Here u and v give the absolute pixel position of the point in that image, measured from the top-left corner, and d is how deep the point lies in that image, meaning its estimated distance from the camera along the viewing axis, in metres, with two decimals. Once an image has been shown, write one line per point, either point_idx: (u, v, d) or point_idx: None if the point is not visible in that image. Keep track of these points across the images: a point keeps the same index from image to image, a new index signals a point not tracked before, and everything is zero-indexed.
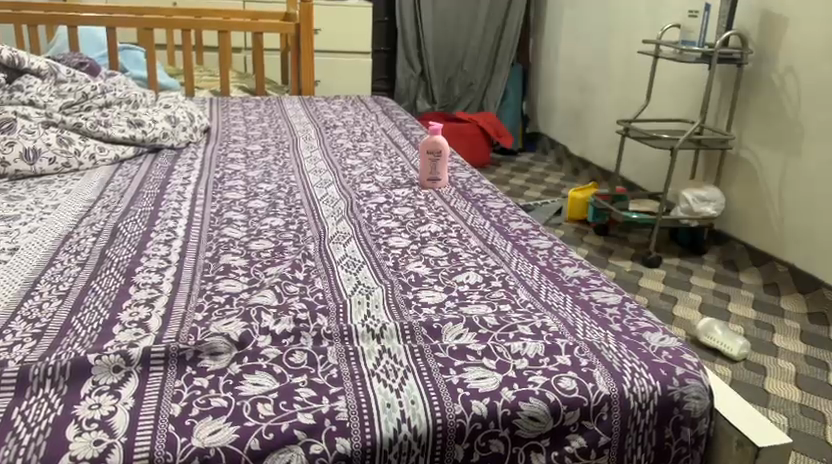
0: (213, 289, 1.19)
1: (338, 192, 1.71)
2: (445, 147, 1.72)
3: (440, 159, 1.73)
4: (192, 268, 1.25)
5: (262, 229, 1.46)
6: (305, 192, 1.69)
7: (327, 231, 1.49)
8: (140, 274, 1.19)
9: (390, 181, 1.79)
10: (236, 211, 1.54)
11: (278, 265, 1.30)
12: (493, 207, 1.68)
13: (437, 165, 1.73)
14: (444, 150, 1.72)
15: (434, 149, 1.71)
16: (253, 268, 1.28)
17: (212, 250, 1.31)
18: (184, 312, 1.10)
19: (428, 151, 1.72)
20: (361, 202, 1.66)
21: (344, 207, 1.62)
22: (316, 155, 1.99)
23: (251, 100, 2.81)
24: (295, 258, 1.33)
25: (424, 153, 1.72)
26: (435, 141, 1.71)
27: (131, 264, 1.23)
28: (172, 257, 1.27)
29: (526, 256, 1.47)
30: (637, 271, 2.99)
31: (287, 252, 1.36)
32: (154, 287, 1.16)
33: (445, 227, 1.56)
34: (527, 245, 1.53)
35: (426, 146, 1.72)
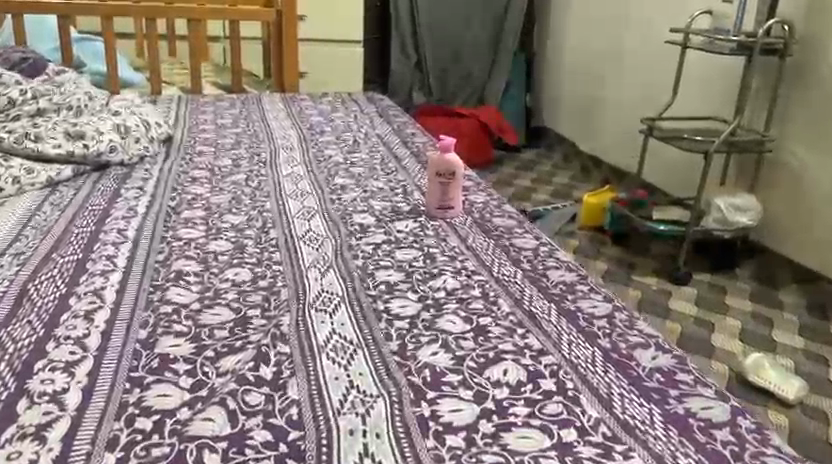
0: (141, 404, 0.78)
1: (322, 222, 1.33)
2: (459, 167, 1.35)
3: (453, 181, 1.36)
4: (115, 360, 0.86)
5: (221, 288, 1.05)
6: (281, 222, 1.32)
7: (303, 280, 1.08)
8: (40, 377, 0.82)
9: (390, 206, 1.42)
10: (187, 254, 1.16)
11: (238, 354, 0.87)
12: (523, 238, 1.29)
13: (449, 189, 1.36)
14: (457, 171, 1.35)
15: (444, 169, 1.35)
16: (201, 361, 0.86)
17: (149, 330, 0.92)
18: (91, 449, 0.71)
19: (437, 172, 1.35)
20: (351, 235, 1.27)
21: (328, 247, 1.21)
22: (298, 172, 1.63)
23: (225, 99, 2.44)
24: (262, 344, 0.88)
25: (432, 174, 1.36)
26: (446, 159, 1.35)
27: (30, 356, 0.86)
28: (91, 343, 0.90)
29: (578, 328, 0.97)
30: (663, 289, 2.63)
31: (251, 329, 0.93)
32: (56, 402, 0.77)
33: (464, 281, 1.10)
34: (578, 290, 1.09)
35: (435, 165, 1.35)
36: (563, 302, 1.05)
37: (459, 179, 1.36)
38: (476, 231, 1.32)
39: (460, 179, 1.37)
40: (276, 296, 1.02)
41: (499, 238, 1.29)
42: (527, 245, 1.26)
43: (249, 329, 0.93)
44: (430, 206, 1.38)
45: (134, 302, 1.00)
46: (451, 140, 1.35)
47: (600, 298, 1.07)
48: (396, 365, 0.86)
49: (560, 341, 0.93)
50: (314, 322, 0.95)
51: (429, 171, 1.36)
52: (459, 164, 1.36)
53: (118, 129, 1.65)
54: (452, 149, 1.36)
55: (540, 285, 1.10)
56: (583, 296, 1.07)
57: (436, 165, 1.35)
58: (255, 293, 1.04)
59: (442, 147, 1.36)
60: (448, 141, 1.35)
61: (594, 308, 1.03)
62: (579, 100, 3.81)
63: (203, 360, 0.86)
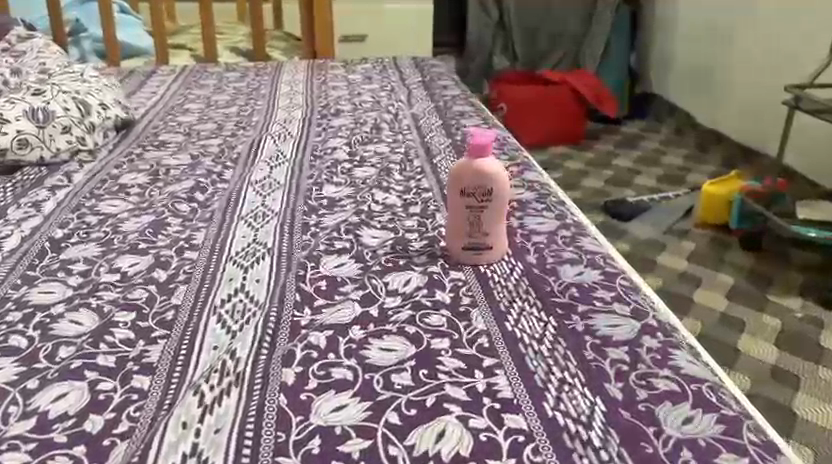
0: None
1: (267, 271, 0.79)
2: (503, 184, 0.79)
3: (487, 206, 0.80)
4: None
5: (12, 438, 0.56)
6: (203, 271, 0.80)
7: (166, 419, 0.56)
8: None
9: (390, 241, 0.87)
10: (9, 344, 0.68)
11: None
12: (612, 314, 0.72)
13: (483, 221, 0.81)
14: (497, 191, 0.79)
15: (474, 188, 0.79)
16: None
17: None
18: None
19: (461, 192, 0.80)
20: (305, 301, 0.73)
21: (254, 327, 0.68)
22: (276, 174, 1.11)
23: (238, 67, 1.95)
24: None
25: (452, 195, 0.80)
26: (476, 170, 0.79)
27: None
28: None
29: None
30: (816, 317, 1.87)
31: None
32: None
33: (481, 438, 0.55)
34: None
35: (457, 181, 0.79)
36: None
37: (502, 203, 0.80)
38: (527, 298, 0.75)
39: (504, 203, 0.81)
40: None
41: (566, 315, 0.72)
42: (619, 331, 0.69)
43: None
44: (451, 246, 0.83)
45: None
46: (487, 137, 0.79)
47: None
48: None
49: None
50: None
51: (448, 189, 0.81)
52: (501, 177, 0.79)
53: (33, 114, 1.19)
54: (489, 152, 0.80)
55: (641, 449, 0.54)
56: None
57: (459, 181, 0.79)
58: (61, 454, 0.54)
59: (471, 148, 0.79)
60: (481, 140, 0.79)
61: None
62: (683, 57, 3.03)
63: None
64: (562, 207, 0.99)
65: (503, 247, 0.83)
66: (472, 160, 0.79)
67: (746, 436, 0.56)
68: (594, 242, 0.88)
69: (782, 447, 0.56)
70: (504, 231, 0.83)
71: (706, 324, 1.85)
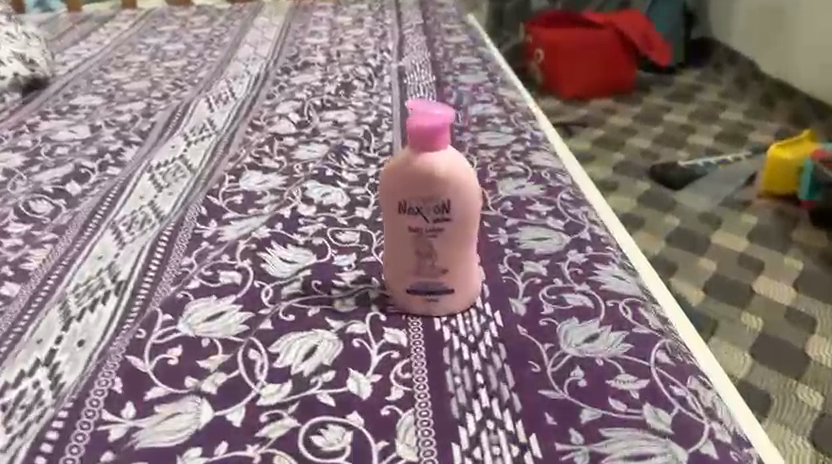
0: None
1: (98, 328, 0.52)
2: (468, 195, 0.49)
3: (443, 232, 0.49)
4: None
5: None
6: (9, 324, 0.53)
7: None
8: None
9: (307, 271, 0.58)
10: None
11: None
12: (639, 432, 0.42)
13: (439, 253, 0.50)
14: (461, 205, 0.49)
15: (422, 199, 0.49)
16: None
17: None
18: None
19: (402, 204, 0.49)
20: (130, 393, 0.45)
21: (15, 454, 0.42)
22: (189, 155, 0.81)
23: (210, 9, 1.63)
24: None
25: (387, 208, 0.50)
26: (424, 170, 0.48)
27: None
28: None
29: None
30: None
31: None
32: None
33: None
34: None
35: (395, 185, 0.49)
36: None
37: (469, 224, 0.50)
38: (498, 387, 0.46)
39: (472, 223, 0.50)
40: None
41: (560, 431, 0.42)
42: None
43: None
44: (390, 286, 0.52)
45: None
46: (441, 117, 0.48)
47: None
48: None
49: None
50: None
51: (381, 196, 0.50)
52: (466, 182, 0.49)
53: None
54: (446, 143, 0.49)
55: None
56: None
57: (396, 185, 0.49)
58: None
59: (413, 134, 0.48)
60: (430, 122, 0.48)
61: None
62: None
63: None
64: (579, 209, 0.67)
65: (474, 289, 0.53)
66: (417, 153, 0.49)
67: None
68: (622, 275, 0.57)
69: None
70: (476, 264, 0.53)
71: (721, 261, 1.41)
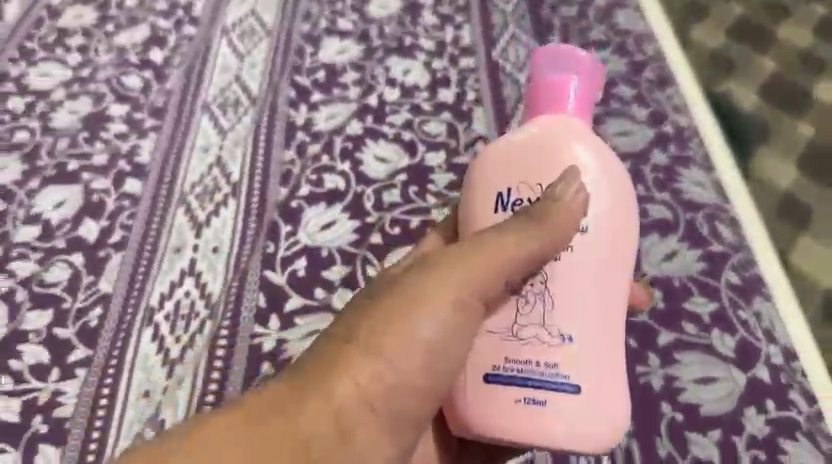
0: None
1: (227, 233, 0.59)
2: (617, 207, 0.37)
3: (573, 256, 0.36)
4: None
5: None
6: (145, 230, 0.59)
7: None
8: None
9: (402, 175, 0.62)
10: None
11: None
12: (706, 355, 0.52)
13: (560, 296, 0.36)
14: (605, 199, 0.37)
15: (536, 179, 0.37)
16: None
17: None
18: None
19: (504, 190, 0.37)
20: (272, 307, 0.54)
21: (198, 362, 0.52)
22: (262, 7, 0.78)
23: None
24: None
25: (480, 193, 0.38)
26: (546, 130, 0.37)
27: None
28: None
29: None
30: None
31: None
32: None
33: None
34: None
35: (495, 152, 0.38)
36: None
37: (611, 244, 0.36)
38: None
39: (619, 219, 0.37)
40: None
41: (641, 352, 0.52)
42: (712, 396, 0.50)
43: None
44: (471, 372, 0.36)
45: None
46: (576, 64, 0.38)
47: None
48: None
49: None
50: None
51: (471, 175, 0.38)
52: (616, 175, 0.37)
53: None
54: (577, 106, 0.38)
55: None
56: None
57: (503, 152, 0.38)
58: None
59: (536, 84, 0.38)
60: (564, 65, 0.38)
61: None
62: None
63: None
64: (664, 92, 0.68)
65: (601, 404, 0.36)
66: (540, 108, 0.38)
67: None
68: (700, 182, 0.61)
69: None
70: (616, 344, 0.37)
71: None
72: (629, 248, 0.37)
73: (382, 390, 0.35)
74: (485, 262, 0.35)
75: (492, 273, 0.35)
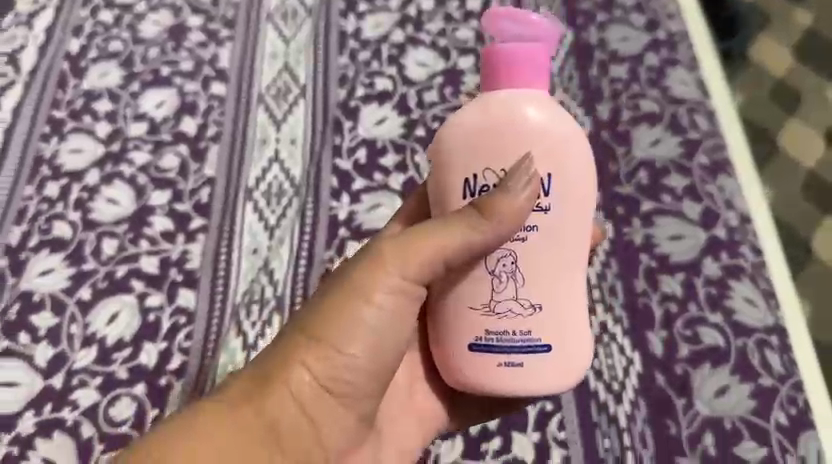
0: None
1: (300, 127, 0.76)
2: (571, 182, 0.46)
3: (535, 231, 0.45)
4: None
5: (91, 371, 0.64)
6: (234, 125, 0.76)
7: (212, 363, 0.64)
8: None
9: (439, 78, 0.78)
10: (52, 234, 0.71)
11: None
12: (679, 220, 0.68)
13: (524, 275, 0.45)
14: (565, 183, 0.45)
15: (499, 164, 0.45)
16: None
17: None
18: None
19: (471, 177, 0.46)
20: (342, 186, 0.72)
21: (291, 225, 0.71)
22: None
23: None
24: None
25: (451, 184, 0.46)
26: (506, 114, 0.45)
27: None
28: None
29: None
30: None
31: None
32: None
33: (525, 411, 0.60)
34: (736, 456, 0.57)
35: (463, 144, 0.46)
36: None
37: (566, 225, 0.46)
38: None
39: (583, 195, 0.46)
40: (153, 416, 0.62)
41: (628, 217, 0.69)
42: (681, 247, 0.67)
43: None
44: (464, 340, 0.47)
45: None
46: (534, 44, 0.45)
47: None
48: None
49: None
50: None
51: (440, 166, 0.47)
52: (577, 149, 0.46)
53: None
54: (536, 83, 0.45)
55: (664, 430, 0.58)
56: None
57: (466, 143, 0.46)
58: (125, 394, 0.63)
59: (501, 66, 0.45)
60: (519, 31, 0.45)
61: None
62: None
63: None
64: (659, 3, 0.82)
65: (567, 354, 0.46)
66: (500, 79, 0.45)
67: (775, 418, 0.59)
68: (684, 81, 0.76)
69: (817, 425, 0.59)
70: (577, 297, 0.47)
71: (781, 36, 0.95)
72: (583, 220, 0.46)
73: (342, 366, 0.46)
74: (413, 255, 0.46)
75: (421, 267, 0.46)
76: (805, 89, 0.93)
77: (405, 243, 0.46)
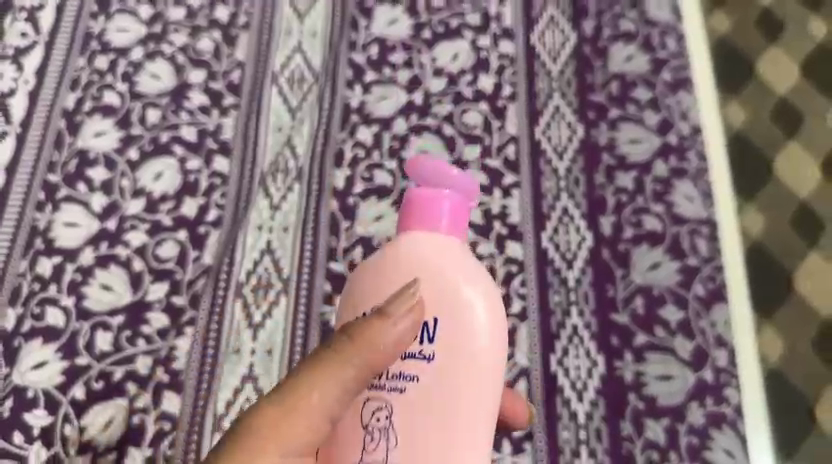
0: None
1: (321, 21, 0.87)
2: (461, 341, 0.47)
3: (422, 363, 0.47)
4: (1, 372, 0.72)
5: (141, 217, 0.78)
6: (262, 17, 0.87)
7: (243, 219, 0.78)
8: None
9: None
10: (105, 102, 0.84)
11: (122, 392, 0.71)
12: (639, 127, 0.81)
13: (398, 437, 0.46)
14: (469, 308, 0.48)
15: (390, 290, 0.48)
16: (87, 400, 0.70)
17: (33, 307, 0.74)
18: None
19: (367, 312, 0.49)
20: (356, 77, 0.84)
21: (310, 108, 0.83)
22: None
23: None
24: (164, 392, 0.71)
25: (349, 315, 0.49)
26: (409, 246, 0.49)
27: None
28: None
29: (612, 427, 0.68)
30: None
31: (161, 340, 0.73)
32: None
33: (496, 271, 0.73)
34: (659, 316, 0.72)
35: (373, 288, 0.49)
36: (621, 351, 0.70)
37: (449, 376, 0.46)
38: (563, 88, 0.83)
39: (476, 358, 0.47)
40: (194, 257, 0.76)
41: (597, 120, 0.81)
42: (638, 149, 0.80)
43: (139, 343, 0.73)
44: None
45: (12, 233, 0.77)
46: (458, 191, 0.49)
47: (688, 350, 0.71)
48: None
49: None
50: (229, 326, 0.74)
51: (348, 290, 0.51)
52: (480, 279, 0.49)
53: None
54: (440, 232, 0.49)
55: (605, 292, 0.73)
56: (662, 339, 0.71)
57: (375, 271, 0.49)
58: (171, 237, 0.77)
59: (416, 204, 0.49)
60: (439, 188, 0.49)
61: (662, 384, 0.69)
62: None
63: (68, 408, 0.70)
64: None
65: None
66: (413, 224, 0.49)
67: (695, 290, 0.73)
68: (661, 6, 0.87)
69: (728, 297, 0.74)
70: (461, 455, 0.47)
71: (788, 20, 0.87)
72: (486, 379, 0.47)
73: None
74: (278, 437, 0.44)
75: (307, 405, 0.45)
76: (788, 19, 0.88)
77: (269, 411, 0.45)
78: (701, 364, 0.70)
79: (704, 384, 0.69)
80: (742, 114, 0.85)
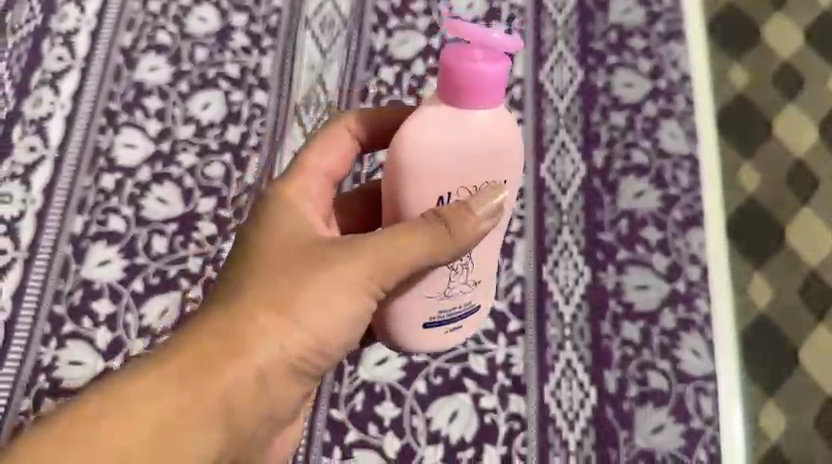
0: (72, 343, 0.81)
1: None
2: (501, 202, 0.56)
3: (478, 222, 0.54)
4: (71, 268, 0.83)
5: (190, 141, 0.89)
6: None
7: (280, 145, 0.89)
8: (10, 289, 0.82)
9: None
10: (158, 41, 0.94)
11: (175, 287, 0.83)
12: (632, 72, 0.90)
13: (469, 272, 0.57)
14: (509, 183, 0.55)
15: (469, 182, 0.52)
16: (146, 292, 0.83)
17: (98, 214, 0.86)
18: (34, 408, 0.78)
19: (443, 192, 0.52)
20: (381, 23, 0.94)
21: (340, 49, 0.93)
22: None
23: None
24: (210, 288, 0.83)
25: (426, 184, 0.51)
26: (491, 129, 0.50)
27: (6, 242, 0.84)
28: (56, 222, 0.85)
29: (594, 326, 0.78)
30: None
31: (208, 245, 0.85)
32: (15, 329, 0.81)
33: None
34: (641, 236, 0.82)
35: (431, 151, 0.50)
36: (606, 264, 0.81)
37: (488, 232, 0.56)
38: (566, 36, 0.92)
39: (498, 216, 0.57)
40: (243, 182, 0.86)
41: (595, 65, 0.90)
42: (631, 92, 0.89)
43: (190, 247, 0.85)
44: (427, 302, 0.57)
45: (80, 151, 0.89)
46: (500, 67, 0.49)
47: (664, 266, 0.81)
48: (329, 378, 0.76)
49: (551, 366, 0.77)
50: None
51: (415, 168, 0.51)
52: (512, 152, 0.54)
53: None
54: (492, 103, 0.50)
55: (594, 214, 0.83)
56: (642, 256, 0.82)
57: (456, 158, 0.50)
58: (217, 160, 0.88)
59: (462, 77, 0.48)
60: (481, 65, 0.48)
61: (639, 293, 0.80)
62: None
63: (130, 298, 0.82)
64: None
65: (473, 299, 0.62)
66: (457, 96, 0.49)
67: (674, 215, 0.83)
68: None
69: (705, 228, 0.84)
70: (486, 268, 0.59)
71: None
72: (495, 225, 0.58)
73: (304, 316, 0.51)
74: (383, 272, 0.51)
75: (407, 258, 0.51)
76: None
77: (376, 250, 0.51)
78: (675, 277, 0.81)
79: (677, 294, 0.80)
80: (746, 79, 0.97)
